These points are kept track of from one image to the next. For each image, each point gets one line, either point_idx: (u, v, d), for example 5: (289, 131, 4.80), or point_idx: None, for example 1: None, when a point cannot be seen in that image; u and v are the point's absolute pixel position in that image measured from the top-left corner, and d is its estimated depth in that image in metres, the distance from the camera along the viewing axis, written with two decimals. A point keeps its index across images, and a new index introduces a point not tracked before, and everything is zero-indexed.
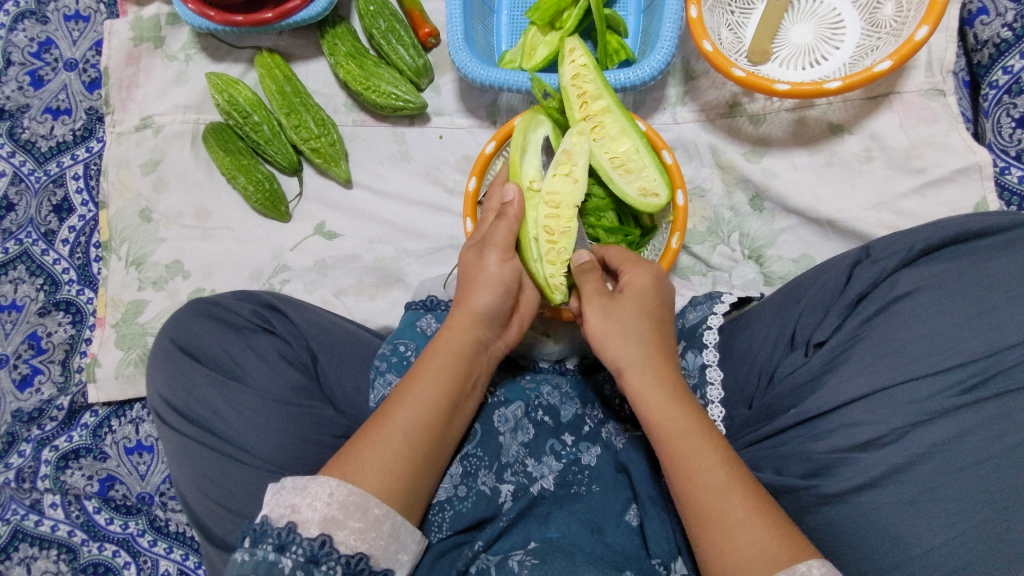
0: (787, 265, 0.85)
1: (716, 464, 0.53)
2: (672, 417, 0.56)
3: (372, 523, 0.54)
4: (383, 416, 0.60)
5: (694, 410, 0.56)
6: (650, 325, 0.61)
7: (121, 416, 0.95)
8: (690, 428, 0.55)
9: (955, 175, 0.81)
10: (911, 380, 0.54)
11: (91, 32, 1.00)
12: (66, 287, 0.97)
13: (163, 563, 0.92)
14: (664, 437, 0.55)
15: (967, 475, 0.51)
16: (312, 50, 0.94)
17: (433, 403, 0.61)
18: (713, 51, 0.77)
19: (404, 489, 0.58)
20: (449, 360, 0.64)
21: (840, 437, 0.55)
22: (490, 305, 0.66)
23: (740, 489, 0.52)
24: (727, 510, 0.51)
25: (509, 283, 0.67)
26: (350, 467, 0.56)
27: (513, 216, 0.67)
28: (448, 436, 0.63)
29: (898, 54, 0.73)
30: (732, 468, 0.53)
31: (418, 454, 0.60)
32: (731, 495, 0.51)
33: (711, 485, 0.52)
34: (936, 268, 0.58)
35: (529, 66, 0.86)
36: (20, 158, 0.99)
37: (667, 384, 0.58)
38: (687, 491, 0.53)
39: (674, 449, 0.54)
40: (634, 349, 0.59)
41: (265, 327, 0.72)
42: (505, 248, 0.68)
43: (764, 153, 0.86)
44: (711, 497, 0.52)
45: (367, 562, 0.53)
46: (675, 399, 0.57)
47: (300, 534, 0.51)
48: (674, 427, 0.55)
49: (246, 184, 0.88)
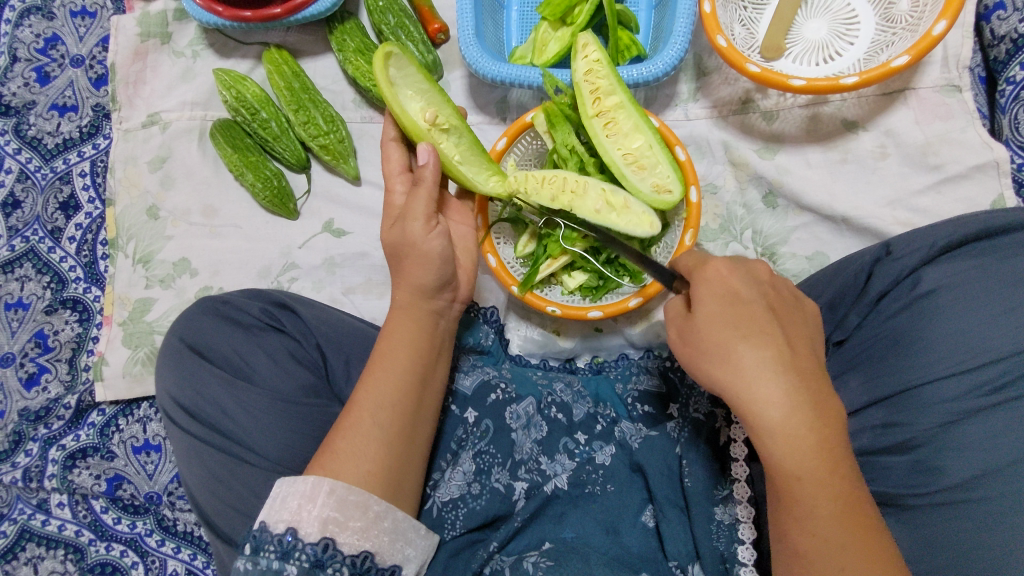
0: (800, 262, 0.85)
1: (837, 512, 0.48)
2: (790, 458, 0.48)
3: (373, 521, 0.54)
4: (351, 406, 0.60)
5: (823, 446, 0.48)
6: (766, 339, 0.50)
7: (129, 415, 0.93)
8: (812, 472, 0.48)
9: (972, 172, 0.80)
10: (939, 380, 0.53)
11: (98, 28, 0.99)
12: (72, 285, 0.96)
13: (172, 563, 0.91)
14: (783, 480, 0.49)
15: (999, 478, 0.49)
16: (320, 46, 0.93)
17: (394, 385, 0.60)
18: (726, 46, 0.76)
19: (384, 471, 0.57)
20: (405, 341, 0.63)
21: (870, 441, 0.57)
22: (432, 277, 0.65)
23: (857, 542, 0.47)
24: (841, 563, 0.47)
25: (443, 254, 0.65)
26: (331, 458, 0.56)
27: (432, 181, 0.64)
28: (422, 408, 0.62)
29: (915, 50, 0.71)
30: (843, 512, 0.47)
31: (390, 435, 0.59)
32: (848, 545, 0.47)
33: (826, 538, 0.47)
34: (958, 265, 0.57)
35: (540, 62, 0.85)
36: (27, 155, 0.98)
37: (796, 418, 0.48)
38: (800, 538, 0.49)
39: (792, 494, 0.49)
40: (742, 374, 0.49)
41: (275, 326, 0.71)
42: (427, 216, 0.65)
43: (777, 149, 0.85)
44: (825, 547, 0.47)
45: (372, 560, 0.54)
46: (801, 434, 0.48)
47: (303, 540, 0.51)
48: (795, 470, 0.48)
49: (254, 181, 0.87)
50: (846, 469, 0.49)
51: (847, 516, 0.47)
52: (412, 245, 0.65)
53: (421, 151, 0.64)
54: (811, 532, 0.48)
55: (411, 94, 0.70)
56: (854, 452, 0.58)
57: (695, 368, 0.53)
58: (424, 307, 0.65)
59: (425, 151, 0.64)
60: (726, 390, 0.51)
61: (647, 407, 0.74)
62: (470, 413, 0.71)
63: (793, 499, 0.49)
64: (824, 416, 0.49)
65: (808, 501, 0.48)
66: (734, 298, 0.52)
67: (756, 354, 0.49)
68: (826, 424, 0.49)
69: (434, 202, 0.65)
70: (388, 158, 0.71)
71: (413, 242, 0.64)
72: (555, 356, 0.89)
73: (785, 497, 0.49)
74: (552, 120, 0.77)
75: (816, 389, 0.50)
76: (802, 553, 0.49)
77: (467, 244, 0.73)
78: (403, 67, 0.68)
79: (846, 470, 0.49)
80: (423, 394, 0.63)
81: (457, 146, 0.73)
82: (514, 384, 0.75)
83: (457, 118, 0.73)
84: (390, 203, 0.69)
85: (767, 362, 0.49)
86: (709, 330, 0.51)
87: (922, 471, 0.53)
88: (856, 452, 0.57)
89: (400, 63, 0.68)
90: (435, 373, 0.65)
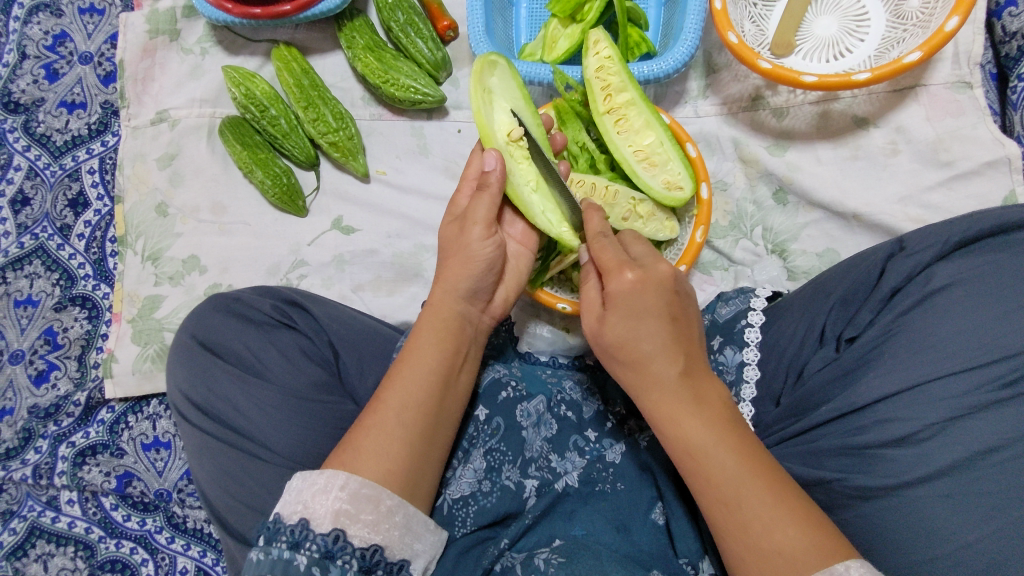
0: (810, 259, 0.85)
1: (734, 479, 0.50)
2: (688, 433, 0.52)
3: (385, 516, 0.54)
4: (377, 402, 0.60)
5: (713, 419, 0.52)
6: (660, 335, 0.54)
7: (138, 412, 0.93)
8: (707, 444, 0.51)
9: (983, 168, 0.80)
10: (948, 375, 0.53)
11: (107, 25, 0.99)
12: (82, 282, 0.96)
13: (181, 560, 0.91)
14: (682, 454, 0.53)
15: (1005, 470, 0.50)
16: (329, 43, 0.93)
17: (418, 385, 0.60)
18: (737, 43, 0.76)
19: (404, 470, 0.57)
20: (436, 342, 0.63)
21: (871, 435, 0.55)
22: (472, 281, 0.65)
23: (761, 504, 0.49)
24: (743, 524, 0.49)
25: (490, 258, 0.65)
26: (353, 454, 0.57)
27: (494, 189, 0.64)
28: (446, 410, 0.62)
29: (928, 45, 0.71)
30: (743, 476, 0.50)
31: (413, 434, 0.59)
32: (746, 505, 0.49)
33: (729, 502, 0.50)
34: (973, 260, 0.57)
35: (550, 58, 0.85)
36: (36, 152, 0.98)
37: (682, 399, 0.53)
38: (705, 504, 0.52)
39: (689, 461, 0.52)
40: (646, 370, 0.54)
41: (286, 323, 0.71)
42: (487, 223, 0.65)
43: (787, 146, 0.85)
44: (728, 510, 0.50)
45: (381, 554, 0.53)
46: (687, 412, 0.53)
47: (313, 530, 0.51)
48: (689, 443, 0.52)
49: (263, 178, 0.87)
50: (745, 442, 0.52)
51: (748, 480, 0.50)
52: (459, 249, 0.65)
53: (489, 156, 0.65)
54: (716, 499, 0.51)
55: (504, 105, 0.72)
56: (855, 445, 0.56)
57: (612, 367, 0.58)
58: (458, 310, 0.65)
59: (491, 158, 0.65)
60: (632, 382, 0.56)
61: None
62: (483, 411, 0.70)
63: (693, 470, 0.52)
64: (707, 395, 0.54)
65: (706, 470, 0.51)
66: (636, 300, 0.55)
67: (643, 346, 0.54)
68: (709, 402, 0.53)
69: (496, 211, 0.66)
70: (469, 162, 0.69)
71: (463, 245, 0.65)
72: (565, 354, 0.86)
73: (688, 471, 0.53)
74: (562, 116, 0.79)
75: (701, 374, 0.55)
76: (713, 521, 0.51)
77: (520, 273, 0.72)
78: (503, 79, 0.72)
79: (740, 441, 0.52)
80: (446, 394, 0.62)
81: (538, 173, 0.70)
82: (525, 382, 0.75)
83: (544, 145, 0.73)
84: (454, 202, 0.69)
85: (661, 355, 0.54)
86: (612, 334, 0.56)
87: (924, 462, 0.52)
88: (856, 447, 0.56)
89: (501, 74, 0.72)
90: (461, 380, 0.65)
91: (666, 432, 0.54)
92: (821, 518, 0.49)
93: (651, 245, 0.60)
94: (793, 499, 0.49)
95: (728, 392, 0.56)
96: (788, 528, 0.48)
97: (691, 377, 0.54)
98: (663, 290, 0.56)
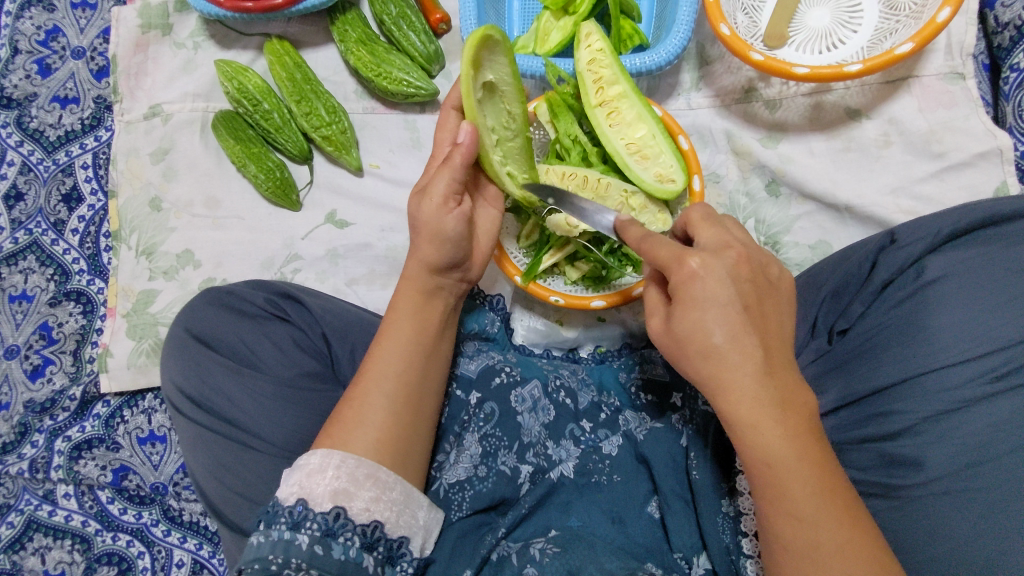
0: (803, 252, 0.85)
1: (812, 496, 0.47)
2: (770, 444, 0.48)
3: (384, 490, 0.55)
4: (359, 376, 0.61)
5: (794, 427, 0.48)
6: (731, 325, 0.49)
7: (134, 406, 0.94)
8: (786, 459, 0.47)
9: (975, 160, 0.80)
10: (941, 369, 0.53)
11: (99, 20, 0.99)
12: (76, 277, 0.96)
13: (178, 552, 0.92)
14: (757, 463, 0.49)
15: (1006, 466, 0.49)
16: (322, 36, 0.93)
17: (400, 357, 0.62)
18: (730, 34, 0.75)
19: (392, 440, 0.58)
20: (412, 313, 0.64)
21: (871, 428, 0.56)
22: (442, 256, 0.65)
23: (835, 523, 0.46)
24: (815, 544, 0.46)
25: (451, 233, 0.65)
26: (340, 427, 0.58)
27: (457, 165, 0.63)
28: (427, 381, 0.63)
29: (919, 36, 0.71)
30: (822, 492, 0.47)
31: (398, 405, 0.60)
32: (822, 528, 0.46)
33: (803, 519, 0.47)
34: (964, 252, 0.57)
35: (542, 52, 0.84)
36: (29, 147, 0.99)
37: (764, 409, 0.48)
38: (772, 520, 0.48)
39: (764, 473, 0.48)
40: (719, 363, 0.49)
41: (278, 315, 0.71)
42: (447, 196, 0.64)
43: (780, 138, 0.85)
44: (798, 527, 0.47)
45: (382, 530, 0.54)
46: (768, 421, 0.48)
47: (314, 509, 0.51)
48: (768, 457, 0.48)
49: (257, 172, 0.88)
50: (817, 451, 0.48)
51: (822, 500, 0.47)
52: (427, 223, 0.65)
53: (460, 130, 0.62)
54: (789, 515, 0.47)
55: (492, 76, 0.67)
56: (858, 439, 0.57)
57: (677, 361, 0.53)
58: (430, 281, 0.66)
59: (464, 131, 0.62)
60: (701, 375, 0.51)
61: (651, 396, 0.74)
62: (474, 395, 0.71)
63: (768, 480, 0.48)
64: (792, 402, 0.49)
65: (783, 487, 0.47)
66: (702, 290, 0.50)
67: (725, 344, 0.49)
68: (796, 410, 0.49)
69: (457, 183, 0.64)
70: (442, 127, 0.70)
71: (427, 218, 0.64)
72: (558, 347, 0.90)
73: (759, 479, 0.49)
74: (555, 110, 0.77)
75: (787, 377, 0.50)
76: (774, 531, 0.48)
77: (490, 228, 0.73)
78: (495, 55, 0.65)
79: (819, 453, 0.48)
80: (428, 364, 0.64)
81: (507, 144, 0.72)
82: (520, 368, 0.74)
83: (521, 118, 0.71)
84: (420, 178, 0.69)
85: (738, 348, 0.49)
86: (685, 328, 0.51)
87: (927, 459, 0.52)
88: (858, 441, 0.57)
89: (496, 52, 0.64)
90: (443, 347, 0.67)
91: (739, 436, 0.49)
92: (884, 545, 0.47)
93: (720, 229, 0.54)
94: (862, 523, 0.47)
95: (814, 398, 0.51)
96: (862, 551, 0.46)
97: (774, 379, 0.49)
98: (735, 277, 0.50)
